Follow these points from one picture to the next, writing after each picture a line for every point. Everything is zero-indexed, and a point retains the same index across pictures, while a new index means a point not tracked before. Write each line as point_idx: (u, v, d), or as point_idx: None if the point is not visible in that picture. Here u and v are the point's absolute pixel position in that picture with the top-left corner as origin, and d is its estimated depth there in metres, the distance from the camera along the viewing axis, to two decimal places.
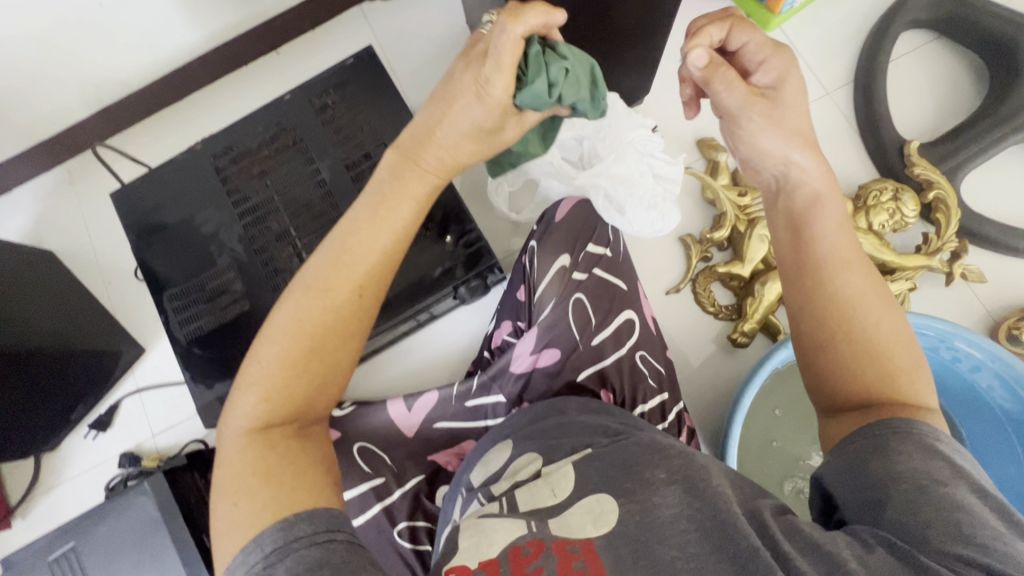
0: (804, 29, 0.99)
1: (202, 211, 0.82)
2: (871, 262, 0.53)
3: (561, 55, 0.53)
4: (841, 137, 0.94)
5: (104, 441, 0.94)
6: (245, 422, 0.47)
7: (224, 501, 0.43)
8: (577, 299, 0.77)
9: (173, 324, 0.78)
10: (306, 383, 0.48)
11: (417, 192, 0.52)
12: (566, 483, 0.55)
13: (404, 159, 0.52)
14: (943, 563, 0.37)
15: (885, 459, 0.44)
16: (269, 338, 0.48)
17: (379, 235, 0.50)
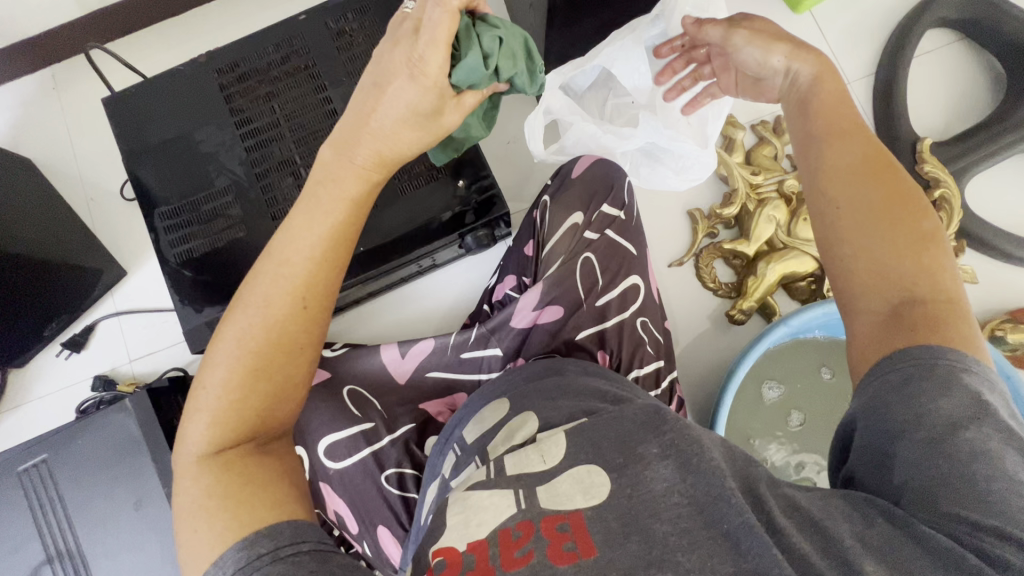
0: (832, 16, 0.98)
1: (202, 128, 0.77)
2: (901, 201, 0.52)
3: (491, 25, 0.53)
4: None
5: (77, 362, 0.90)
6: (197, 450, 0.46)
7: (186, 527, 0.42)
8: (586, 258, 0.76)
9: (163, 244, 0.75)
10: (252, 403, 0.46)
11: (352, 191, 0.50)
12: (556, 449, 0.54)
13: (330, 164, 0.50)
14: (944, 529, 0.40)
15: (907, 401, 0.45)
16: (213, 363, 0.47)
17: (309, 241, 0.49)
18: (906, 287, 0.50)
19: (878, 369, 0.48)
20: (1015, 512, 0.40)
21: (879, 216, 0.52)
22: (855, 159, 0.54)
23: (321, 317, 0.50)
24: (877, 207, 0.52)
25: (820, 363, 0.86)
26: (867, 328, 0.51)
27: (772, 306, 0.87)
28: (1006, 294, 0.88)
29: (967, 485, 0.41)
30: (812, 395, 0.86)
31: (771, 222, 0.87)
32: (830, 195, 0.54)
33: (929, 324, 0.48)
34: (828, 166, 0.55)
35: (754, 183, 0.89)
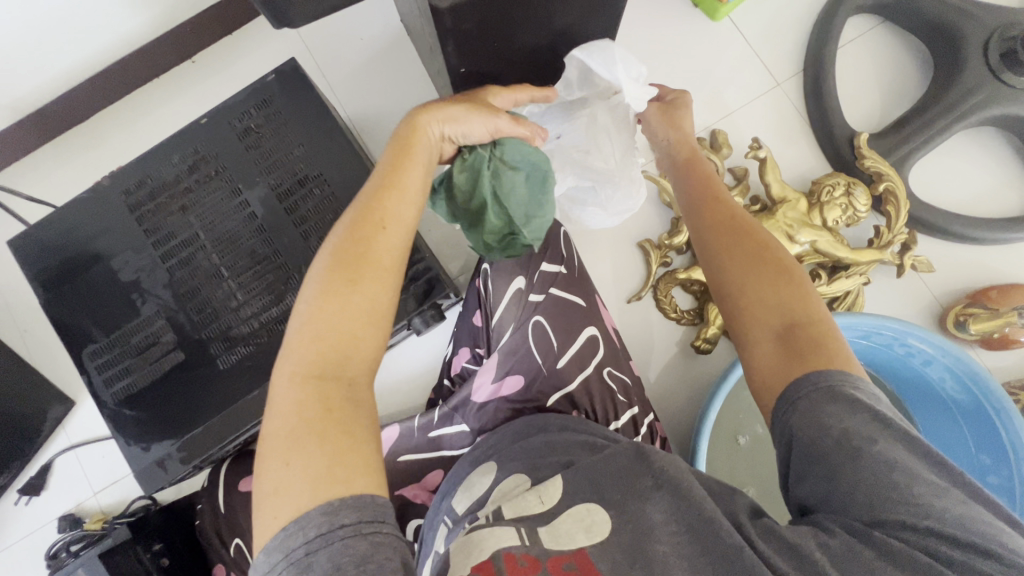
0: (751, 18, 0.96)
1: (120, 254, 0.73)
2: (765, 243, 0.57)
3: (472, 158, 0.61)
4: (793, 130, 0.93)
5: (39, 505, 0.87)
6: (291, 365, 0.44)
7: (281, 461, 0.40)
8: (536, 322, 0.74)
9: (97, 386, 0.71)
10: (348, 334, 0.45)
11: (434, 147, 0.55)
12: (554, 490, 0.54)
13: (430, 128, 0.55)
14: (897, 535, 0.41)
15: (814, 423, 0.45)
16: (313, 276, 0.47)
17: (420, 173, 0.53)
18: (783, 312, 0.52)
19: (786, 398, 0.48)
20: (936, 509, 0.41)
21: (746, 250, 0.57)
22: (723, 206, 0.62)
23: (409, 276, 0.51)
24: (748, 250, 0.57)
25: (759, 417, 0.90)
26: (765, 358, 0.52)
27: None
28: (966, 272, 0.87)
29: (898, 496, 0.42)
30: (740, 461, 0.88)
31: None
32: (705, 246, 0.60)
33: (816, 348, 0.49)
34: (704, 220, 0.62)
35: None
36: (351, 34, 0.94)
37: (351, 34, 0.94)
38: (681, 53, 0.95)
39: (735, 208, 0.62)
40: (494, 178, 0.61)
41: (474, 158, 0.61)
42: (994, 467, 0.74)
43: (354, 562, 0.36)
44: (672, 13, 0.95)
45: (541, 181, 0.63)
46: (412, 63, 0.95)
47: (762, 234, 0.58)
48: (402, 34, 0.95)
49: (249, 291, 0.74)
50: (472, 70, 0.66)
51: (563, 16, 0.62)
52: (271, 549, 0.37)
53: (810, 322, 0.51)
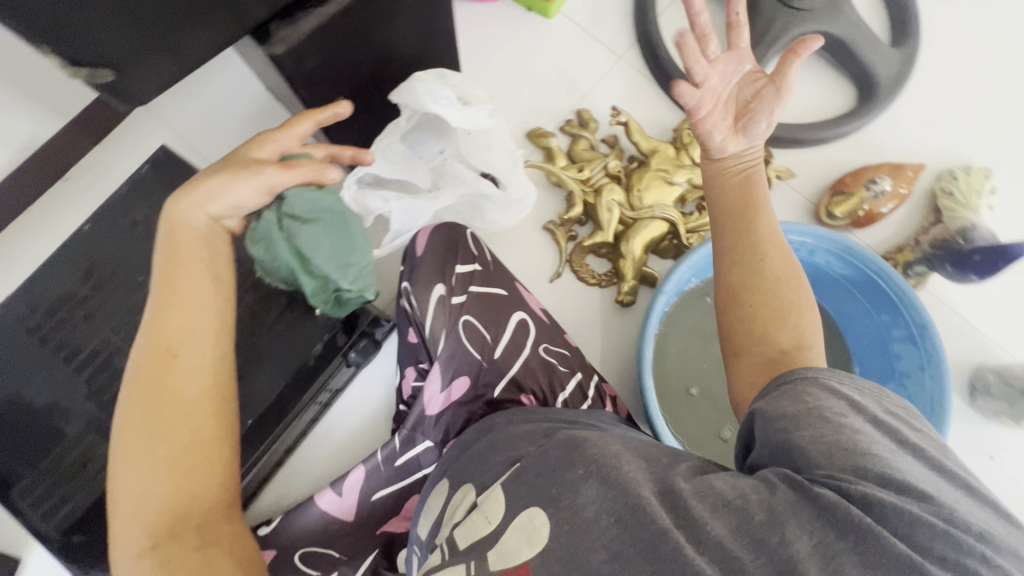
0: (581, 9, 1.07)
1: (29, 381, 0.71)
2: (789, 260, 0.61)
3: (264, 229, 0.58)
4: (644, 92, 1.03)
5: None
6: (132, 540, 0.50)
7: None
8: (465, 321, 0.78)
9: (34, 522, 0.67)
10: (174, 495, 0.51)
11: (210, 265, 0.55)
12: (497, 505, 0.52)
13: (190, 238, 0.54)
14: (837, 489, 0.41)
15: (795, 401, 0.48)
16: (124, 448, 0.51)
17: (201, 302, 0.55)
18: (791, 331, 0.56)
19: (772, 386, 0.52)
20: (893, 472, 0.42)
21: (749, 237, 0.62)
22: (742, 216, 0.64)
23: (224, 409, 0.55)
24: (776, 270, 0.60)
25: (703, 361, 0.93)
26: (750, 367, 0.56)
27: (651, 274, 0.93)
28: (823, 170, 0.99)
29: (852, 454, 0.43)
30: (703, 409, 0.91)
31: (615, 204, 0.92)
32: (728, 254, 0.63)
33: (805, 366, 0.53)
34: (723, 235, 0.64)
35: (584, 178, 0.95)
36: (221, 114, 0.97)
37: (223, 114, 0.97)
38: (530, 53, 1.04)
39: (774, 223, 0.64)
40: (291, 241, 0.59)
41: (262, 226, 0.58)
42: (893, 322, 0.83)
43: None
44: (512, 22, 1.05)
45: (342, 231, 0.62)
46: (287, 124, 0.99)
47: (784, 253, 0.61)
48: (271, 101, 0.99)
49: None
50: None
51: (399, 38, 0.69)
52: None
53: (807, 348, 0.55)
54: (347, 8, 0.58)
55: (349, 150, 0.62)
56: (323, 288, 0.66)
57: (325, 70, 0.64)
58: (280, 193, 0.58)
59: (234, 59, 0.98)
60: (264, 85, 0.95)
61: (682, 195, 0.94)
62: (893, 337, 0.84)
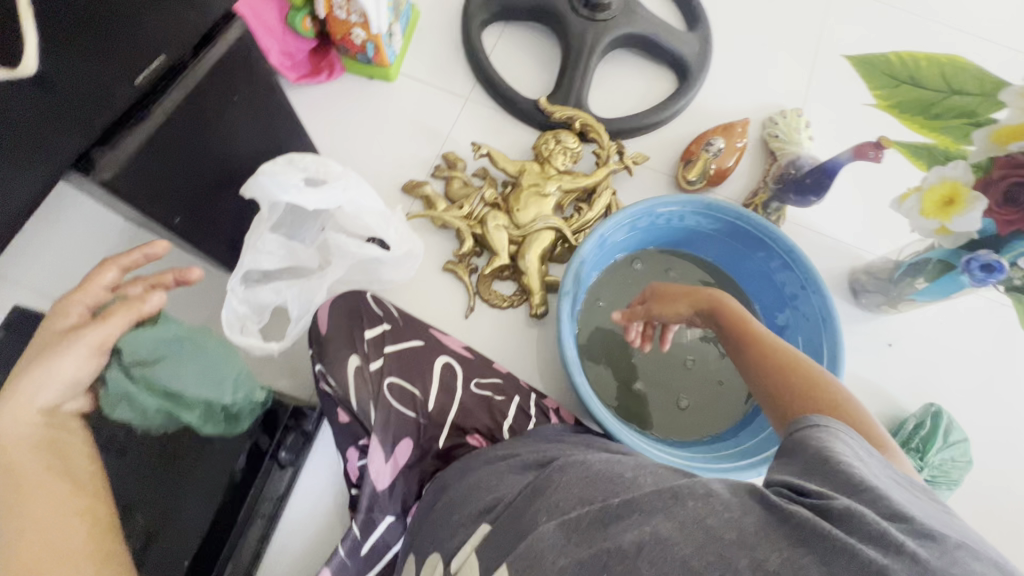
0: (418, 66, 1.14)
1: None
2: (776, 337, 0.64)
3: (117, 386, 0.58)
4: (498, 123, 1.11)
5: None
6: None
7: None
8: (390, 384, 0.76)
9: None
10: None
11: (59, 468, 0.49)
12: (473, 572, 0.51)
13: (23, 444, 0.49)
14: (838, 525, 0.36)
15: (817, 454, 0.42)
16: None
17: (56, 513, 0.47)
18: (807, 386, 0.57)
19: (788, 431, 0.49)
20: (905, 515, 0.36)
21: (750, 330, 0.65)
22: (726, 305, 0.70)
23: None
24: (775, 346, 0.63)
25: (628, 346, 0.96)
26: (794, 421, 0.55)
27: (554, 280, 0.97)
28: (671, 146, 1.09)
29: (854, 490, 0.38)
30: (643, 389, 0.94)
31: (501, 229, 0.97)
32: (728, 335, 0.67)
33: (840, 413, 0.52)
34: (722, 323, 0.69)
35: (467, 214, 0.99)
36: None
37: None
38: (382, 117, 1.09)
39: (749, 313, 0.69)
40: (152, 386, 0.61)
41: (111, 388, 0.57)
42: (769, 256, 0.92)
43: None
44: (357, 94, 1.10)
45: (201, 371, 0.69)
46: None
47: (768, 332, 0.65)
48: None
49: None
50: (189, 215, 0.70)
51: (232, 134, 0.72)
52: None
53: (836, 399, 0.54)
54: (163, 122, 0.59)
55: (168, 273, 0.63)
56: (210, 413, 0.70)
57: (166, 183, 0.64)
58: (115, 345, 0.57)
59: None
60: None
61: (557, 203, 1.01)
62: (774, 270, 0.92)
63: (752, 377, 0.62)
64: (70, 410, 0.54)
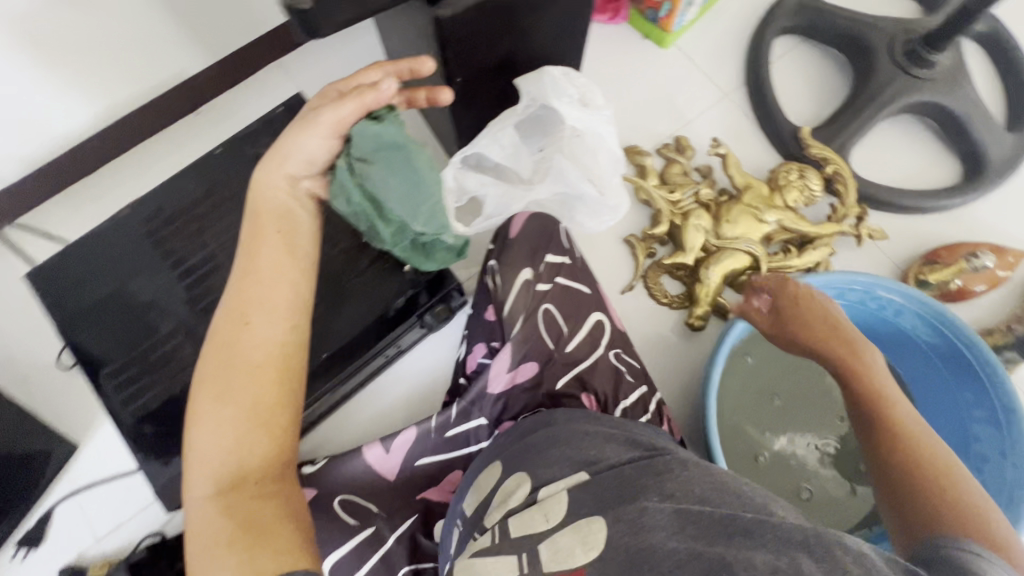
0: (696, 43, 1.11)
1: (136, 278, 0.77)
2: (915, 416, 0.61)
3: (343, 177, 0.63)
4: (745, 131, 1.05)
5: (39, 559, 0.83)
6: (204, 484, 0.55)
7: (213, 539, 0.52)
8: (545, 308, 0.80)
9: (115, 405, 0.72)
10: (242, 446, 0.56)
11: (288, 237, 0.62)
12: (559, 506, 0.53)
13: (270, 207, 0.62)
14: None
15: (949, 561, 0.48)
16: (205, 402, 0.57)
17: (277, 270, 0.60)
18: (940, 482, 0.55)
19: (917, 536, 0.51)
20: None
21: (884, 408, 0.62)
22: (881, 384, 0.64)
23: (292, 333, 0.60)
24: (915, 436, 0.59)
25: (763, 405, 0.90)
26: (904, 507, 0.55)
27: (724, 304, 0.92)
28: (916, 237, 0.97)
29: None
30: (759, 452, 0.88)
31: (699, 231, 0.93)
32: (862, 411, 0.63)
33: (960, 515, 0.52)
34: (863, 405, 0.63)
35: (674, 200, 0.96)
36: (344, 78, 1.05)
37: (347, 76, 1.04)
38: (639, 76, 1.08)
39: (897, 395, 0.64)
40: (363, 182, 0.63)
41: (338, 176, 0.63)
42: (978, 401, 0.80)
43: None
44: (628, 45, 1.10)
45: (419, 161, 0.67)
46: None
47: (894, 413, 0.61)
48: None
49: None
50: (467, 79, 0.75)
51: (538, 32, 0.74)
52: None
53: (953, 502, 0.53)
54: None
55: (422, 91, 0.68)
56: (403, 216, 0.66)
57: (473, 42, 0.68)
58: (348, 134, 0.62)
59: (368, 32, 1.05)
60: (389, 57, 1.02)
61: (769, 235, 0.94)
62: (974, 419, 0.80)
63: (870, 465, 0.60)
64: (306, 190, 0.65)
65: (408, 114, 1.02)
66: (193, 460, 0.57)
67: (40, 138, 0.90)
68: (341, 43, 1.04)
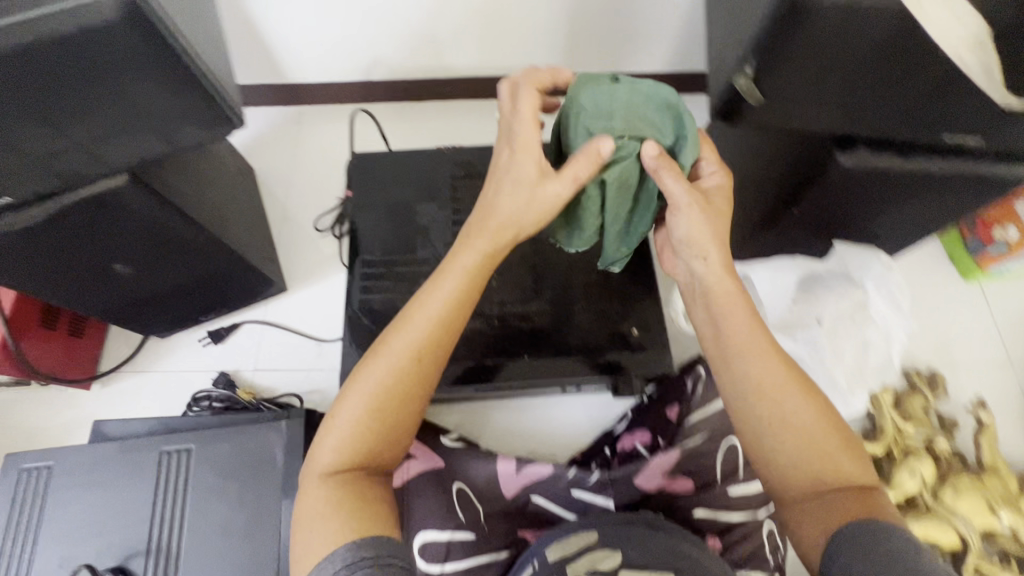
0: (1004, 295, 1.00)
1: (425, 203, 0.88)
2: (833, 411, 0.54)
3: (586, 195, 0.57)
4: (1013, 411, 0.92)
5: (212, 352, 0.96)
6: (322, 465, 0.51)
7: (318, 524, 0.49)
8: (731, 444, 0.77)
9: (355, 289, 0.82)
10: (370, 439, 0.52)
11: (484, 248, 0.54)
12: None
13: (485, 220, 0.55)
14: None
15: (880, 548, 0.46)
16: (351, 389, 0.53)
17: (460, 274, 0.54)
18: (841, 481, 0.52)
19: (843, 529, 0.48)
20: None
21: (782, 403, 0.53)
22: (771, 381, 0.53)
23: (450, 339, 0.54)
24: (807, 424, 0.53)
25: None
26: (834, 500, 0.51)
27: None
28: None
29: None
30: None
31: (916, 478, 0.82)
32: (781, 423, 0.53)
33: (869, 506, 0.50)
34: (748, 390, 0.54)
35: (902, 431, 0.86)
36: None
37: None
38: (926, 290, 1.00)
39: (824, 412, 0.53)
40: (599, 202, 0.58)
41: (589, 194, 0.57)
42: None
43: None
44: (930, 256, 1.03)
45: (650, 205, 0.61)
46: None
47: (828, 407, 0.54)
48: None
49: (500, 277, 0.82)
50: (803, 219, 0.74)
51: (896, 212, 0.72)
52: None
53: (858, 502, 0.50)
54: (917, 171, 0.63)
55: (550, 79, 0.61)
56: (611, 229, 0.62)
57: (845, 197, 0.68)
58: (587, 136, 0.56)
59: (690, 113, 1.13)
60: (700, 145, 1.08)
61: (993, 533, 0.81)
62: None
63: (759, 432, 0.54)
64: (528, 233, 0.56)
65: None
66: (318, 434, 0.54)
67: (416, 61, 1.08)
68: None
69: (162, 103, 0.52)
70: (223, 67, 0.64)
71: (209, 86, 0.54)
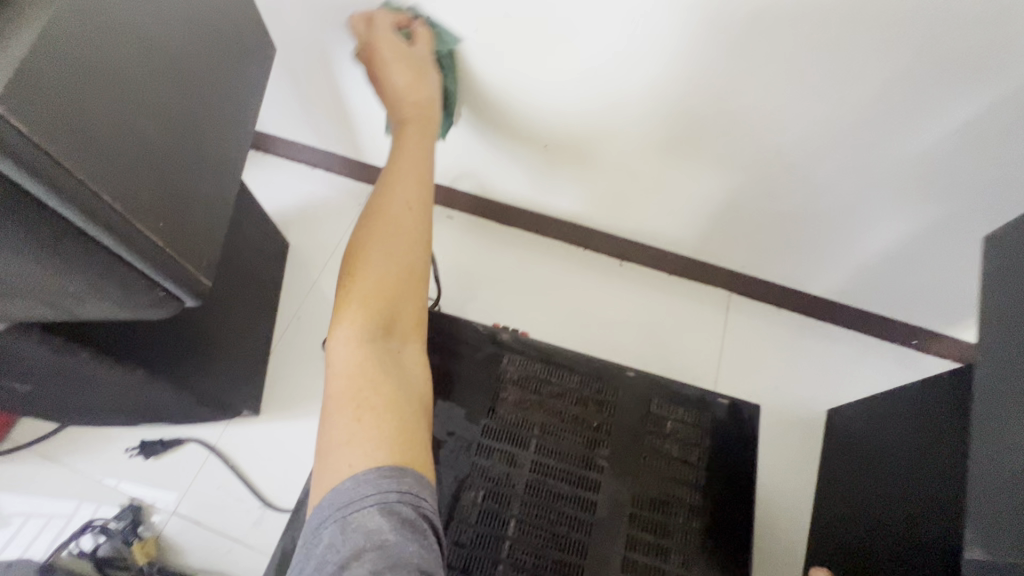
0: None
1: (451, 402, 0.63)
2: None
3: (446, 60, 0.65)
4: None
5: (134, 468, 0.75)
6: (342, 363, 0.47)
7: (331, 450, 0.43)
8: None
9: (307, 503, 0.57)
10: (385, 372, 0.47)
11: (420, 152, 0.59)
12: None
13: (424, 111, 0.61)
14: None
15: None
16: (346, 305, 0.49)
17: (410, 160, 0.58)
18: None
19: None
20: None
21: None
22: None
23: (421, 247, 0.54)
24: None
25: None
26: None
27: None
28: None
29: None
30: None
31: None
32: None
33: None
34: None
35: None
36: (770, 370, 0.85)
37: (772, 370, 0.85)
38: None
39: None
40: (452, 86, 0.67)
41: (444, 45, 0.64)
42: None
43: (388, 566, 0.34)
44: None
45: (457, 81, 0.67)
46: (802, 445, 0.81)
47: None
48: (814, 416, 0.83)
49: (510, 565, 0.56)
50: None
51: None
52: (334, 497, 0.39)
53: None
54: None
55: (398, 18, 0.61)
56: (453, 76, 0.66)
57: None
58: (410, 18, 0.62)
59: (835, 354, 0.85)
60: (838, 408, 0.79)
61: None
62: None
63: None
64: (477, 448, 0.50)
65: (790, 469, 0.79)
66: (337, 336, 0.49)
67: (513, 186, 0.88)
68: (797, 341, 0.87)
69: (50, 276, 0.36)
70: (202, 208, 0.46)
71: (121, 252, 0.37)
